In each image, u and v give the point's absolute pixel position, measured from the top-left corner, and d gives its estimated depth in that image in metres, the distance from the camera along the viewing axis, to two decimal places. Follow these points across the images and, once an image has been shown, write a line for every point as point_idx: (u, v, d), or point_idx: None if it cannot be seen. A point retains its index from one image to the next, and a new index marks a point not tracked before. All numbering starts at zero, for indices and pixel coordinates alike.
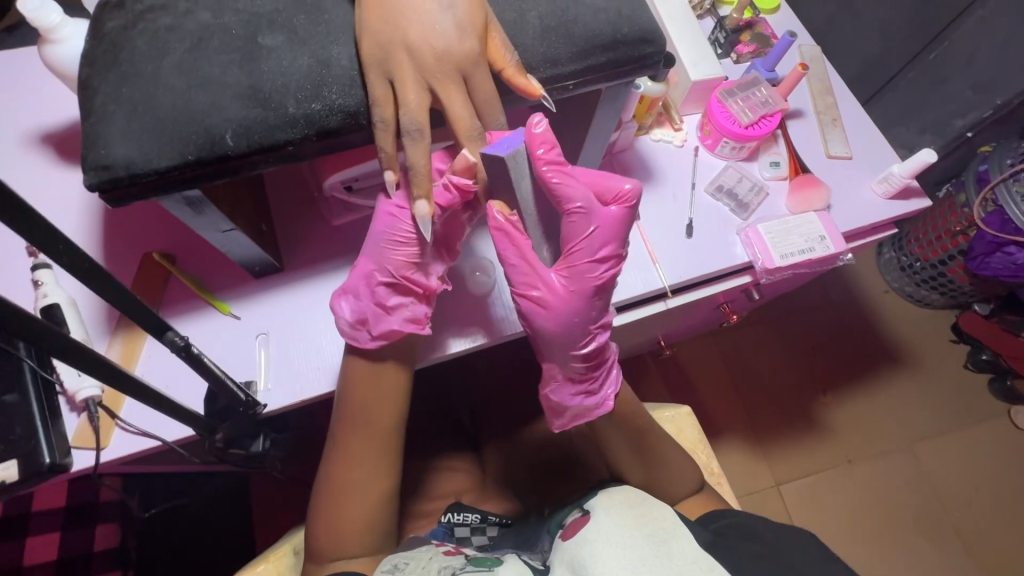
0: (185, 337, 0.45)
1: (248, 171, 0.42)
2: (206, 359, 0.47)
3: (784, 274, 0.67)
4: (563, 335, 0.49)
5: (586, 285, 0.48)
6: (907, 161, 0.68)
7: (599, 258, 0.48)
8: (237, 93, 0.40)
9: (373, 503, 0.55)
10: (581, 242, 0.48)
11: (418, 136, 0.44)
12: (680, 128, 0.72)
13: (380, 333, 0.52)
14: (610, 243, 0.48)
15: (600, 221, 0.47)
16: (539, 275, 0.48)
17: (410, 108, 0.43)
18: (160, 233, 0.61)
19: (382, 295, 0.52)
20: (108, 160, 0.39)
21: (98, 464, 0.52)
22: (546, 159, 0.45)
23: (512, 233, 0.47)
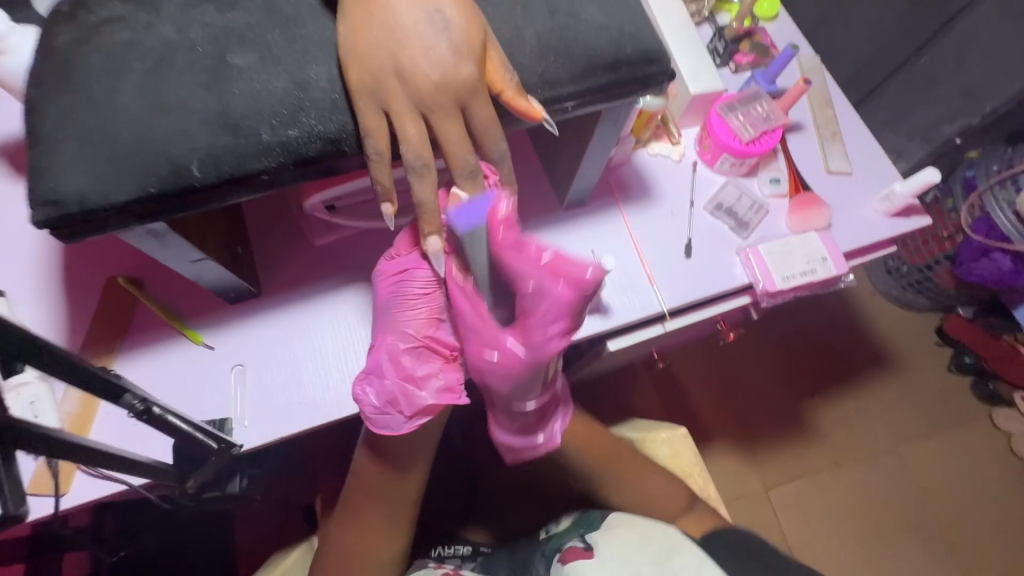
0: (145, 399, 0.39)
1: (218, 203, 0.38)
2: (169, 417, 0.41)
3: (785, 296, 0.65)
4: (511, 393, 0.47)
5: (541, 356, 0.44)
6: (911, 179, 0.66)
7: (554, 334, 0.44)
8: (205, 119, 0.36)
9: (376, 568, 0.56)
10: (532, 316, 0.43)
11: (422, 173, 0.40)
12: (678, 142, 0.70)
13: (415, 409, 0.48)
14: (565, 318, 0.43)
15: (552, 301, 0.42)
16: (492, 337, 0.45)
17: (411, 143, 0.39)
18: (124, 254, 0.57)
19: (408, 367, 0.49)
20: (57, 194, 0.35)
21: (56, 513, 0.48)
22: (504, 242, 0.42)
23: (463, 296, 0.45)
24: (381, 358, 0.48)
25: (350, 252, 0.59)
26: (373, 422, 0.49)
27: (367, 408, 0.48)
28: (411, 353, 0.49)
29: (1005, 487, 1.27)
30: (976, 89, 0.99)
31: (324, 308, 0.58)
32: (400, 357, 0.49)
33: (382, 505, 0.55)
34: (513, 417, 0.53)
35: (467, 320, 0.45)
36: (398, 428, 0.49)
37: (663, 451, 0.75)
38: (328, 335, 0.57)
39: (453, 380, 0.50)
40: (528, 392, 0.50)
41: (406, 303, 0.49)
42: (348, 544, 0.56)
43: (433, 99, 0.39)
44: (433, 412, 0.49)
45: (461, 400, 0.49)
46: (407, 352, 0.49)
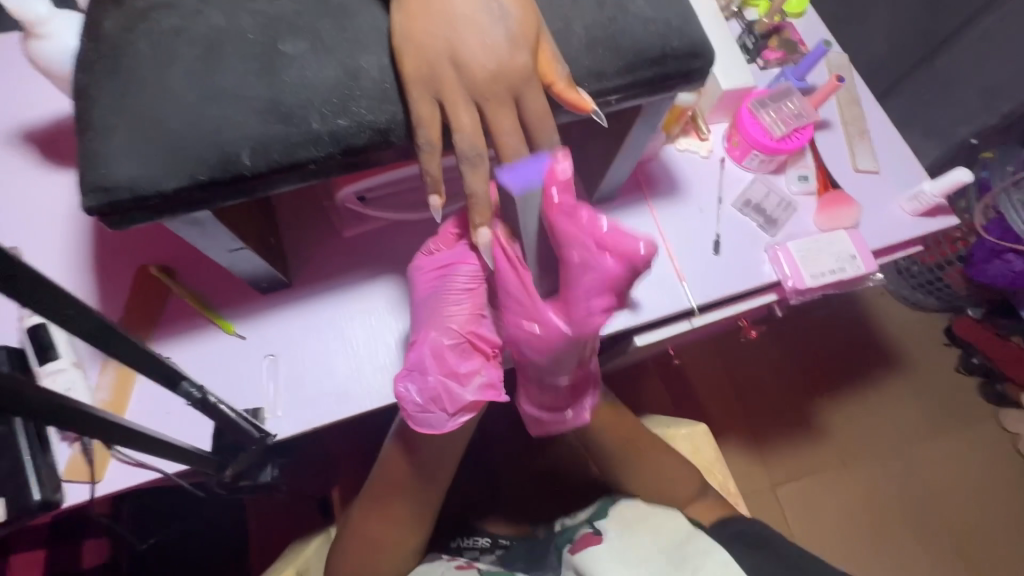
0: (202, 388, 0.40)
1: (265, 191, 0.38)
2: (222, 407, 0.42)
3: (813, 294, 0.65)
4: (547, 367, 0.48)
5: (584, 331, 0.44)
6: (941, 179, 0.66)
7: (600, 309, 0.43)
8: (255, 107, 0.36)
9: (397, 553, 0.58)
10: (576, 289, 0.43)
11: (473, 163, 0.39)
12: (707, 138, 0.69)
13: (458, 405, 0.48)
14: (611, 294, 0.42)
15: (597, 272, 0.41)
16: (534, 310, 0.45)
17: (466, 134, 0.39)
18: (156, 243, 0.57)
19: (451, 362, 0.49)
20: (108, 180, 0.35)
21: (92, 498, 0.48)
22: (562, 206, 0.41)
23: (506, 258, 0.45)
24: (424, 353, 0.48)
25: (382, 244, 0.59)
26: (416, 419, 0.48)
27: (409, 404, 0.48)
28: (455, 350, 0.49)
29: (1012, 488, 1.28)
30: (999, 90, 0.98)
31: (354, 299, 0.57)
32: (444, 353, 0.49)
33: (408, 491, 0.57)
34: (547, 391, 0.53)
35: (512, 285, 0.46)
36: (440, 426, 0.49)
37: (682, 447, 0.75)
38: (359, 327, 0.56)
39: (495, 377, 0.49)
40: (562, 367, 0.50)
41: (450, 299, 0.50)
42: (372, 530, 0.57)
43: (484, 90, 0.38)
44: (474, 409, 0.49)
45: (504, 398, 0.49)
46: (451, 347, 0.49)
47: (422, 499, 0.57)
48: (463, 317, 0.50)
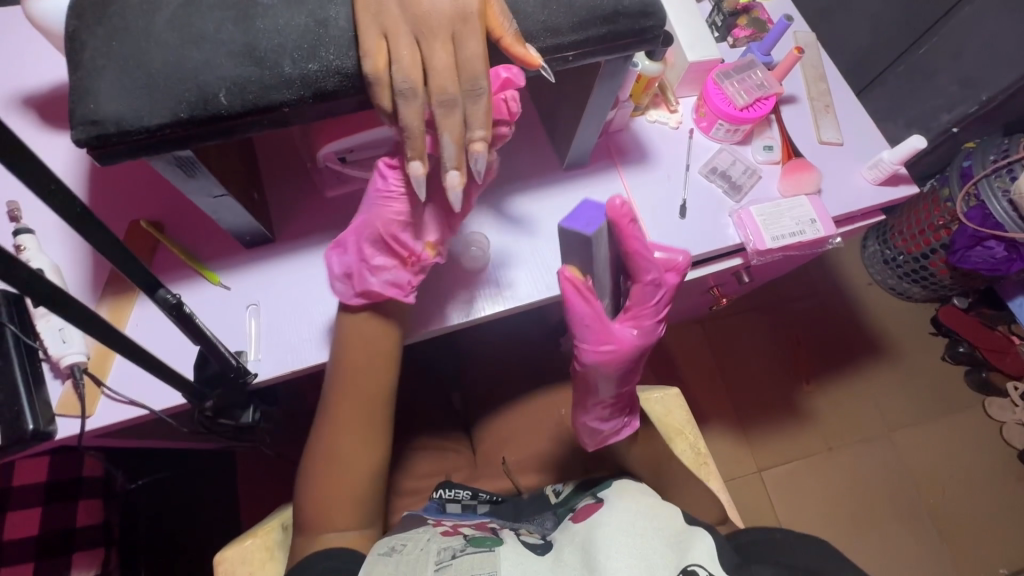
0: (177, 295, 0.44)
1: (242, 133, 0.41)
2: (196, 320, 0.46)
3: (775, 255, 0.68)
4: (617, 378, 0.60)
5: (651, 337, 0.59)
6: (897, 147, 0.69)
7: (658, 316, 0.60)
8: (232, 51, 0.39)
9: (360, 485, 0.57)
10: (647, 306, 0.59)
11: (411, 96, 0.42)
12: (675, 110, 0.73)
13: (363, 291, 0.53)
14: (668, 304, 0.60)
15: (664, 289, 0.58)
16: (612, 332, 0.58)
17: (402, 67, 0.41)
18: (149, 200, 0.60)
19: (368, 254, 0.53)
20: (96, 115, 0.38)
21: (82, 432, 0.51)
22: (631, 235, 0.55)
23: (583, 291, 0.55)
24: (351, 240, 0.53)
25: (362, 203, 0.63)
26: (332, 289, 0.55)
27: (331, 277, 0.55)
28: (376, 241, 0.53)
29: (993, 472, 1.30)
30: (969, 75, 1.01)
31: None
32: (365, 244, 0.53)
33: (358, 412, 0.56)
34: (610, 403, 0.62)
35: (587, 316, 0.56)
36: (345, 299, 0.54)
37: (656, 411, 0.78)
38: None
39: (404, 279, 0.54)
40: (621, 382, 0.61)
41: (383, 199, 0.53)
42: (329, 459, 0.56)
43: (430, 31, 0.41)
44: (377, 299, 0.54)
45: (405, 298, 0.54)
46: (372, 240, 0.53)
47: (376, 422, 0.57)
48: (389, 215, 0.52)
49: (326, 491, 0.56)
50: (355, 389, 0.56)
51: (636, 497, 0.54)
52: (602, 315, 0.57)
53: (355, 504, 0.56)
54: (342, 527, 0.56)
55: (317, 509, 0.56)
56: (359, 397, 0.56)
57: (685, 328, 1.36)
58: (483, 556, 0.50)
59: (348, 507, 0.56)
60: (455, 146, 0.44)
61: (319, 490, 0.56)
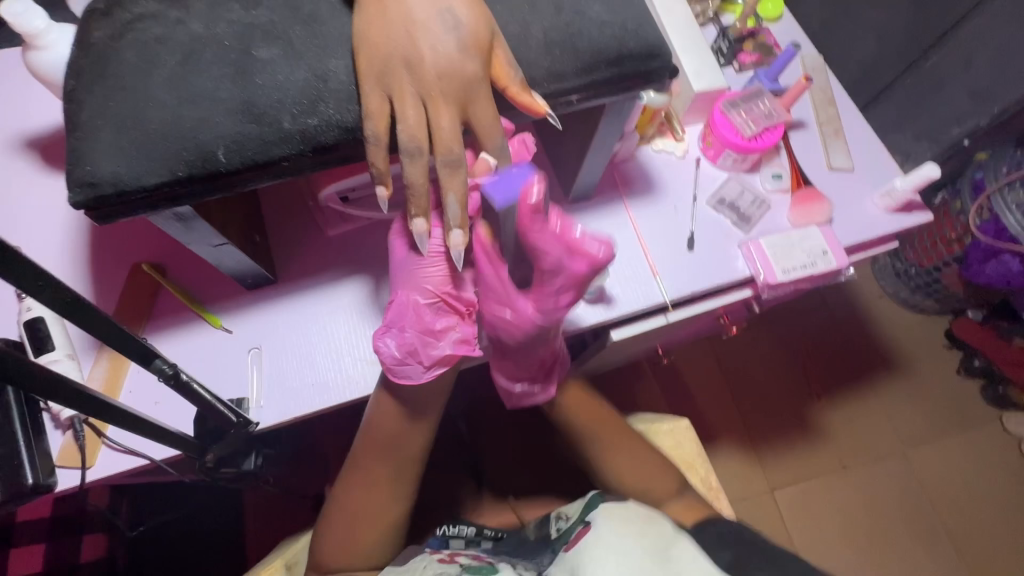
0: (173, 365, 0.44)
1: (241, 188, 0.40)
2: (194, 385, 0.46)
3: (785, 289, 0.66)
4: (518, 345, 0.53)
5: (549, 319, 0.50)
6: (911, 175, 0.68)
7: (562, 301, 0.48)
8: (230, 109, 0.39)
9: (382, 528, 0.57)
10: (548, 288, 0.47)
11: (415, 154, 0.42)
12: (682, 138, 0.71)
13: (433, 359, 0.51)
14: (574, 291, 0.47)
15: (567, 277, 0.45)
16: (513, 302, 0.50)
17: (409, 126, 0.42)
18: (150, 242, 0.59)
19: (428, 321, 0.51)
20: (93, 176, 0.37)
21: (81, 484, 0.51)
22: (526, 225, 0.42)
23: (488, 254, 0.48)
24: (405, 312, 0.51)
25: (364, 242, 0.62)
26: (394, 372, 0.51)
27: (387, 357, 0.51)
28: (430, 306, 0.52)
29: (1014, 492, 1.27)
30: (979, 90, 0.99)
31: (334, 295, 0.60)
32: (420, 312, 0.51)
33: (387, 461, 0.57)
34: (523, 364, 0.58)
35: (487, 278, 0.49)
36: (417, 378, 0.52)
37: (666, 442, 0.76)
38: (340, 321, 0.59)
39: (470, 334, 0.53)
40: (534, 346, 0.55)
41: (425, 262, 0.51)
42: (355, 501, 0.57)
43: (436, 95, 0.42)
44: (450, 363, 0.52)
45: (476, 353, 0.52)
46: (426, 305, 0.51)
47: (405, 474, 0.58)
48: (432, 278, 0.51)
49: (349, 532, 0.57)
50: (386, 439, 0.56)
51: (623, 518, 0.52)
52: (505, 281, 0.49)
53: (373, 545, 0.57)
54: (359, 564, 0.57)
55: (335, 547, 0.56)
56: (389, 448, 0.56)
57: (694, 346, 1.34)
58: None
59: (365, 548, 0.57)
60: (461, 207, 0.43)
61: (340, 529, 0.57)
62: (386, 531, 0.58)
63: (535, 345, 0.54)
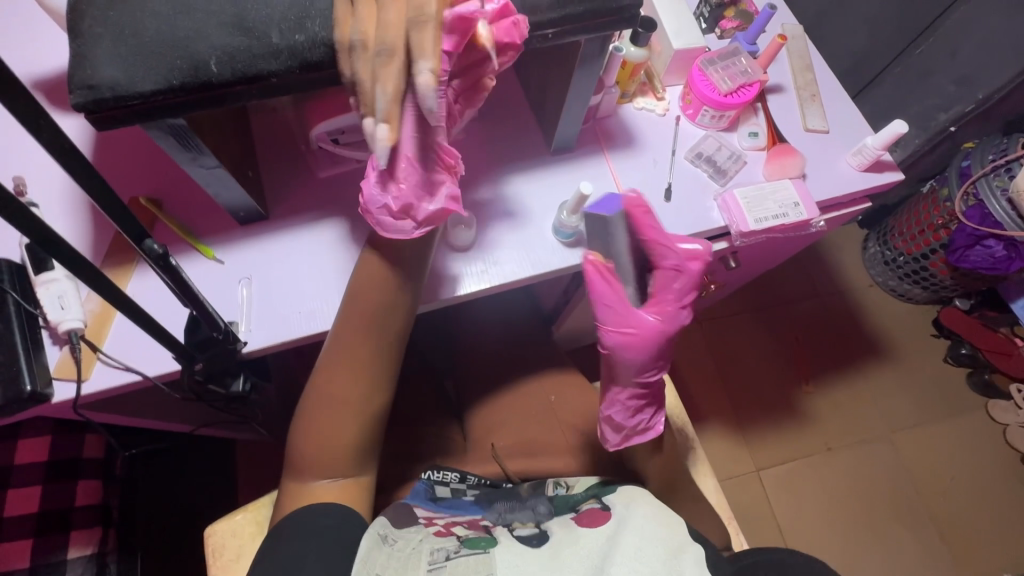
0: (163, 246, 0.45)
1: (233, 101, 0.43)
2: (184, 274, 0.47)
3: (757, 238, 0.69)
4: (639, 366, 0.58)
5: (675, 327, 0.58)
6: (880, 133, 0.70)
7: (682, 306, 0.58)
8: (222, 22, 0.42)
9: (352, 437, 0.57)
10: (671, 294, 0.58)
11: (365, 45, 0.41)
12: (663, 97, 0.74)
13: (425, 217, 0.48)
14: (694, 292, 0.58)
15: (690, 279, 0.58)
16: (659, 306, 0.58)
17: (359, 19, 0.41)
18: (149, 178, 0.62)
19: (419, 173, 0.47)
20: (93, 80, 0.40)
21: (77, 396, 0.53)
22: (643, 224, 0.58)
23: (605, 274, 0.56)
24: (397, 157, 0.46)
25: (354, 183, 0.64)
26: (383, 225, 0.48)
27: (374, 206, 0.47)
28: (418, 157, 0.46)
29: (996, 474, 1.29)
30: (965, 74, 1.02)
31: (323, 229, 0.63)
32: (406, 160, 0.46)
33: (364, 358, 0.56)
34: (633, 388, 0.60)
35: (607, 298, 0.56)
36: (409, 233, 0.49)
37: None
38: (326, 254, 0.62)
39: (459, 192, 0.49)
40: (650, 368, 0.59)
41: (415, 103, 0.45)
42: (325, 409, 0.57)
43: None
44: (439, 223, 0.49)
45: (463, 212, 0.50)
46: (411, 154, 0.46)
47: (375, 373, 0.57)
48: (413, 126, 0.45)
49: (321, 438, 0.57)
50: (354, 336, 0.56)
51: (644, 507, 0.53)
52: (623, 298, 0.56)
53: (348, 456, 0.58)
54: (337, 477, 0.58)
55: (315, 459, 0.57)
56: (357, 348, 0.56)
57: (685, 329, 1.36)
58: (478, 558, 0.49)
59: (343, 458, 0.58)
60: (389, 100, 0.40)
61: (315, 434, 0.57)
62: (359, 441, 0.58)
63: (654, 367, 0.59)
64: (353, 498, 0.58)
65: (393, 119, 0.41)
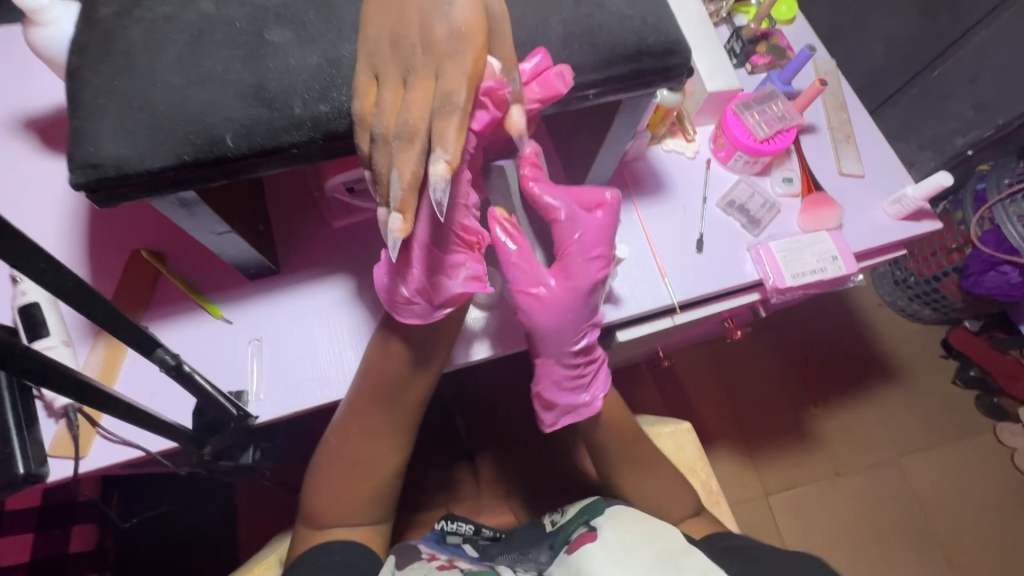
0: (176, 355, 0.43)
1: (249, 174, 0.39)
2: (195, 375, 0.45)
3: (794, 293, 0.66)
4: (556, 330, 0.54)
5: (587, 282, 0.54)
6: (922, 183, 0.67)
7: (592, 256, 0.54)
8: (240, 92, 0.38)
9: (376, 482, 0.55)
10: (573, 244, 0.54)
11: (403, 138, 0.36)
12: (693, 139, 0.70)
13: (444, 300, 0.47)
14: (604, 244, 0.54)
15: (585, 227, 0.54)
16: (571, 266, 0.54)
17: (383, 109, 0.37)
18: (150, 228, 0.58)
19: (437, 260, 0.45)
20: (95, 157, 0.36)
21: (74, 474, 0.49)
22: (532, 180, 0.53)
23: (513, 237, 0.53)
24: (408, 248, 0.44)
25: (369, 233, 0.60)
26: (397, 310, 0.47)
27: (386, 294, 0.47)
28: (436, 243, 0.44)
29: (1010, 503, 1.25)
30: (984, 101, 0.95)
31: (340, 286, 0.59)
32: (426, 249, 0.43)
33: (387, 411, 0.54)
34: (560, 356, 0.56)
35: (514, 260, 0.53)
36: (425, 317, 0.48)
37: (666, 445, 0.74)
38: (343, 313, 0.58)
39: (481, 269, 0.47)
40: (573, 332, 0.55)
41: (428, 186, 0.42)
42: (351, 453, 0.54)
43: (418, 73, 0.37)
44: (459, 302, 0.48)
45: (487, 290, 0.48)
46: (429, 242, 0.43)
47: (401, 425, 0.55)
48: (429, 218, 0.42)
49: (342, 488, 0.54)
50: (383, 393, 0.53)
51: (629, 525, 0.52)
52: (528, 252, 0.53)
53: (368, 501, 0.55)
54: (355, 521, 0.55)
55: (332, 504, 0.54)
56: (386, 400, 0.53)
57: (695, 350, 1.33)
58: None
59: (365, 502, 0.55)
60: (406, 187, 0.36)
61: (335, 484, 0.55)
62: (382, 487, 0.56)
63: (580, 330, 0.56)
64: (370, 542, 0.56)
65: (409, 207, 0.37)
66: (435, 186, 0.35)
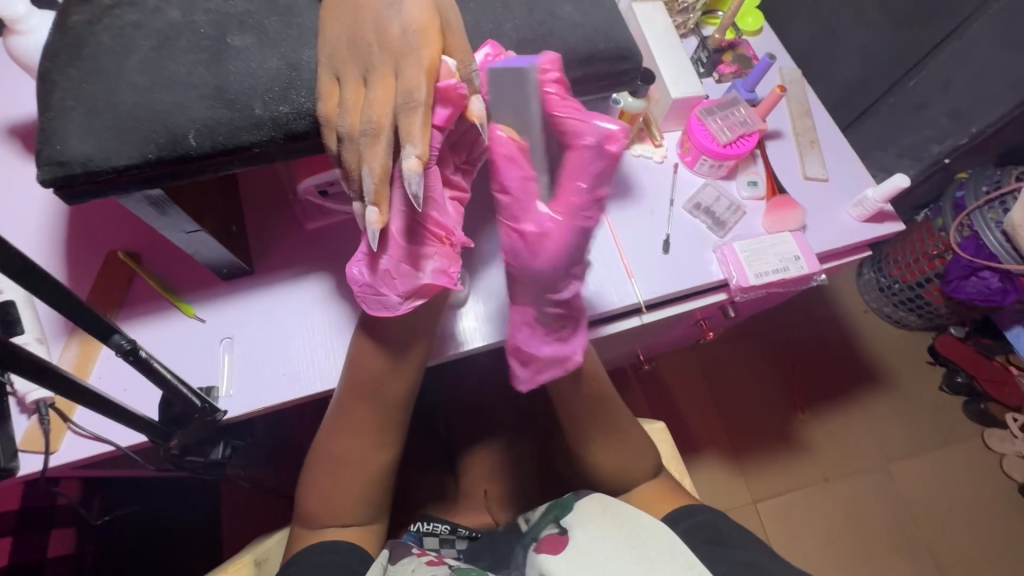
0: (133, 340, 0.43)
1: (214, 172, 0.41)
2: (156, 364, 0.45)
3: (758, 292, 0.67)
4: (545, 274, 0.46)
5: (576, 214, 0.44)
6: (881, 185, 0.69)
7: (595, 198, 0.44)
8: (203, 94, 0.40)
9: (365, 481, 0.56)
10: (575, 175, 0.44)
11: (371, 136, 0.39)
12: (660, 144, 0.73)
13: (409, 289, 0.45)
14: (608, 179, 0.44)
15: (601, 158, 0.43)
16: (530, 206, 0.44)
17: (346, 108, 0.40)
18: (126, 230, 0.60)
19: (408, 249, 0.44)
20: (64, 156, 0.38)
21: (44, 469, 0.50)
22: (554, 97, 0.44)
23: (514, 153, 0.43)
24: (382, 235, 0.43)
25: (342, 235, 0.62)
26: (369, 302, 0.45)
27: (356, 286, 0.45)
28: (409, 234, 0.44)
29: (997, 509, 1.25)
30: (959, 109, 0.94)
31: (315, 285, 0.60)
32: (396, 239, 0.44)
33: (372, 405, 0.55)
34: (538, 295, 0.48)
35: (512, 179, 0.44)
36: (394, 309, 0.45)
37: None
38: (317, 310, 0.59)
39: (451, 265, 0.46)
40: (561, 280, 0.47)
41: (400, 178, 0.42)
42: (341, 450, 0.55)
43: (377, 70, 0.40)
44: (429, 294, 0.46)
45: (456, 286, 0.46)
46: (402, 232, 0.44)
47: (390, 424, 0.56)
48: (404, 209, 0.43)
49: (333, 485, 0.55)
50: (366, 385, 0.54)
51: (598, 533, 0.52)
52: (529, 184, 0.44)
53: (359, 500, 0.56)
54: (347, 522, 0.56)
55: (323, 504, 0.55)
56: (369, 393, 0.54)
57: (681, 356, 1.33)
58: None
59: (355, 502, 0.56)
60: (377, 181, 0.39)
61: (326, 483, 0.56)
62: (371, 485, 0.56)
63: (568, 277, 0.47)
64: (364, 541, 0.56)
65: (383, 200, 0.40)
66: (409, 181, 0.38)
